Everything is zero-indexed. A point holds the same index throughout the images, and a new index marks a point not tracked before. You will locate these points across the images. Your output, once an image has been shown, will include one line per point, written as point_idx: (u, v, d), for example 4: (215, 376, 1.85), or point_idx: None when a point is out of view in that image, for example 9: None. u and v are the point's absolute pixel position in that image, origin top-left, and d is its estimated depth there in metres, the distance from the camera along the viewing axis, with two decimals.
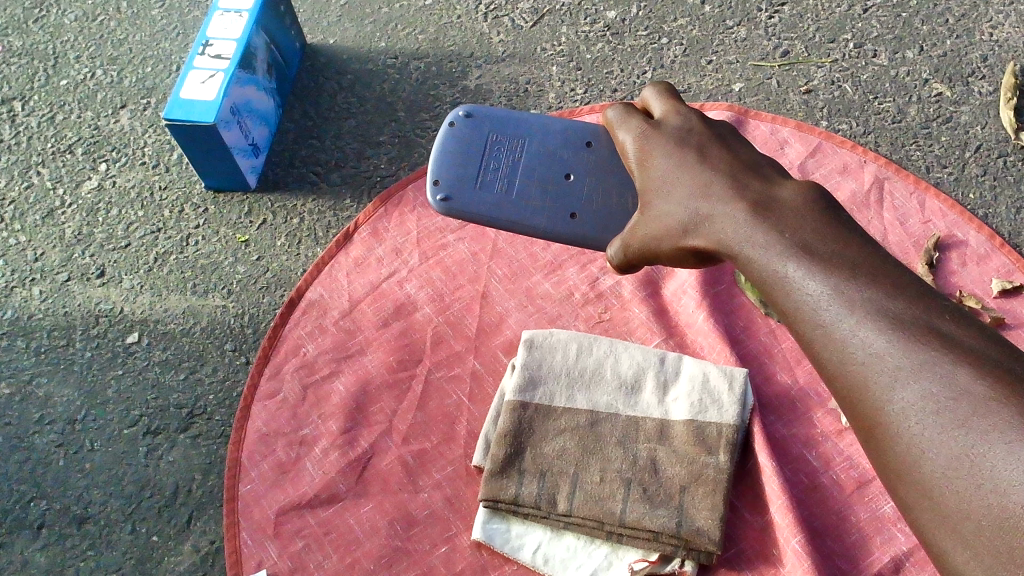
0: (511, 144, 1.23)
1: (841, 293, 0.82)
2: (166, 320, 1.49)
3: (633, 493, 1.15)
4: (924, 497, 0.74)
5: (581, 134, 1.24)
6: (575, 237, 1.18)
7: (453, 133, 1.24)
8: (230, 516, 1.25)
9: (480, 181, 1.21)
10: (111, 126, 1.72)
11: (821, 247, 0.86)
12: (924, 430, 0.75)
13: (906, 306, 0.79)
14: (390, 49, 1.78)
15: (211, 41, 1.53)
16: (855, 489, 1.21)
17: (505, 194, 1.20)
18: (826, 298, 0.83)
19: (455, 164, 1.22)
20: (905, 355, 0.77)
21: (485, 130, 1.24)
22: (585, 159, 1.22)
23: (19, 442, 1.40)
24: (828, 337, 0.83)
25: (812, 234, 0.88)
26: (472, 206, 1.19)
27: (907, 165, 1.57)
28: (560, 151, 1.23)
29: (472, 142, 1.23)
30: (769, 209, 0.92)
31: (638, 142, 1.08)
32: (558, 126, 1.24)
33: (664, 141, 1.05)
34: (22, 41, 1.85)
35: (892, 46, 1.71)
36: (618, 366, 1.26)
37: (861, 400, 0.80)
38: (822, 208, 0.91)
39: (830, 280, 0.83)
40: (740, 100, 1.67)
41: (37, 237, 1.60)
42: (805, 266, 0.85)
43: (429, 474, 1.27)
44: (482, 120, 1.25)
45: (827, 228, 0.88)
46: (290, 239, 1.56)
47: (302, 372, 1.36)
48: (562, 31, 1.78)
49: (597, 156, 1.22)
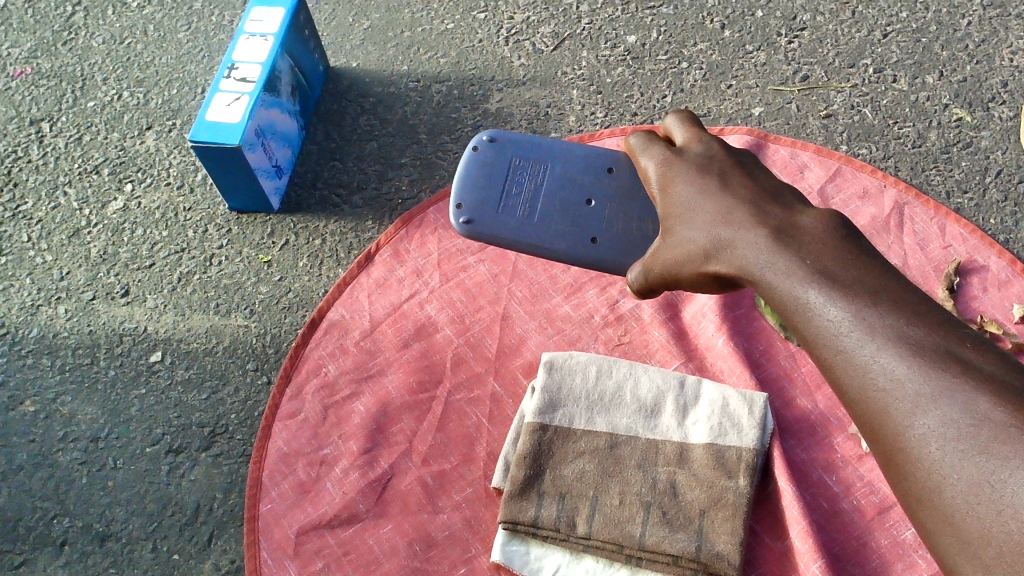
0: (534, 169, 1.25)
1: (862, 318, 0.83)
2: (189, 339, 1.50)
3: (653, 517, 1.15)
4: (944, 522, 0.74)
5: (603, 160, 1.25)
6: (596, 261, 1.19)
7: (477, 157, 1.26)
8: (251, 535, 1.26)
9: (503, 205, 1.22)
10: (137, 147, 1.74)
11: (842, 273, 0.87)
12: (944, 456, 0.75)
13: (927, 333, 0.80)
14: (412, 73, 1.80)
15: (236, 64, 1.55)
16: (876, 515, 1.20)
17: (527, 218, 1.21)
18: (846, 323, 0.83)
19: (479, 187, 1.24)
20: (926, 382, 0.77)
21: (508, 155, 1.26)
22: (607, 185, 1.23)
23: (43, 459, 1.42)
24: (849, 363, 0.83)
25: (833, 260, 0.88)
26: (494, 229, 1.21)
27: (927, 190, 1.57)
28: (582, 177, 1.24)
29: (495, 167, 1.25)
30: (791, 235, 0.92)
31: (661, 167, 1.09)
32: (581, 153, 1.26)
33: (686, 167, 1.06)
34: (51, 63, 1.88)
35: (911, 71, 1.72)
36: (638, 389, 1.27)
37: (881, 425, 0.80)
38: (844, 235, 0.92)
39: (851, 305, 0.84)
40: (759, 124, 1.68)
41: (63, 256, 1.62)
42: (826, 292, 0.86)
43: (448, 495, 1.28)
44: (506, 146, 1.27)
45: (848, 254, 0.89)
46: (312, 260, 1.58)
47: (323, 392, 1.37)
48: (583, 55, 1.79)
49: (618, 182, 1.23)
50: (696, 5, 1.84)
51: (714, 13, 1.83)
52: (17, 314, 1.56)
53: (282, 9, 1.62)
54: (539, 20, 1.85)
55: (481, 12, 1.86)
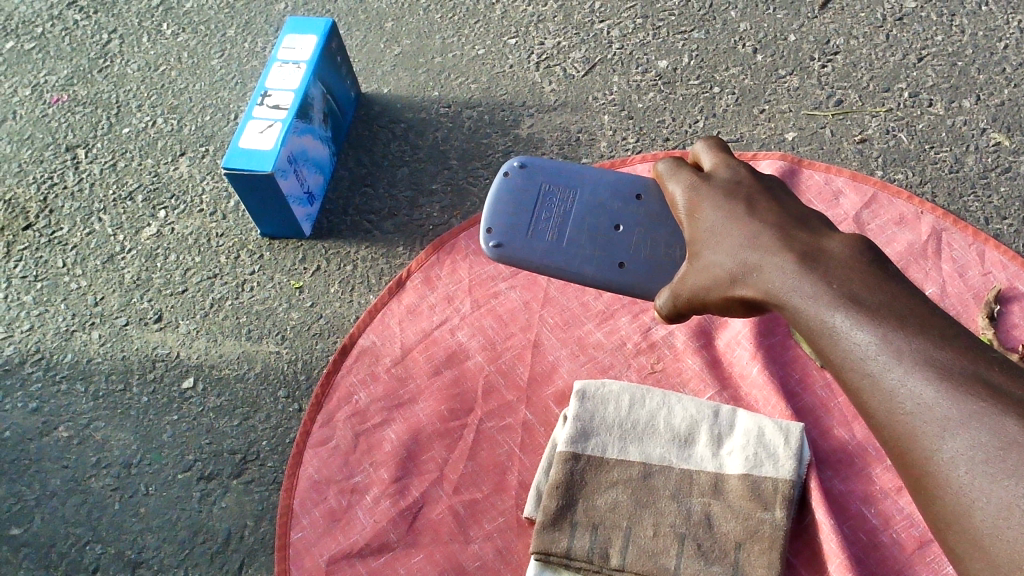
0: (563, 194, 1.24)
1: (889, 342, 0.81)
2: (221, 365, 1.51)
3: (687, 549, 1.13)
4: (975, 548, 0.72)
5: (632, 186, 1.24)
6: (623, 287, 1.18)
7: (507, 183, 1.26)
8: (281, 563, 1.26)
9: (532, 230, 1.22)
10: (171, 173, 1.76)
11: (869, 297, 0.85)
12: (973, 479, 0.73)
13: (954, 357, 0.78)
14: (443, 99, 1.80)
15: (269, 91, 1.56)
16: (917, 548, 1.18)
17: (556, 243, 1.21)
18: (873, 347, 0.82)
19: (509, 212, 1.24)
20: (953, 406, 0.75)
21: (539, 180, 1.25)
22: (636, 211, 1.22)
23: (76, 485, 1.42)
24: (876, 387, 0.81)
25: (859, 284, 0.87)
26: (524, 254, 1.21)
27: (965, 216, 1.55)
28: (611, 203, 1.23)
29: (525, 192, 1.25)
30: (818, 259, 0.91)
31: (688, 193, 1.08)
32: (611, 179, 1.25)
33: (713, 192, 1.05)
34: (87, 91, 1.90)
35: (948, 95, 1.69)
36: (671, 418, 1.25)
37: (910, 449, 0.78)
38: (871, 259, 0.90)
39: (878, 329, 0.82)
40: (793, 149, 1.66)
41: (98, 282, 1.63)
42: (853, 316, 0.84)
43: (479, 525, 1.27)
44: (536, 171, 1.26)
45: (875, 280, 0.87)
46: (344, 286, 1.58)
47: (354, 419, 1.37)
48: (614, 80, 1.79)
49: (647, 208, 1.22)
50: (728, 29, 1.83)
51: (746, 37, 1.82)
52: (52, 340, 1.57)
53: (315, 36, 1.62)
54: (570, 46, 1.85)
55: (512, 38, 1.87)
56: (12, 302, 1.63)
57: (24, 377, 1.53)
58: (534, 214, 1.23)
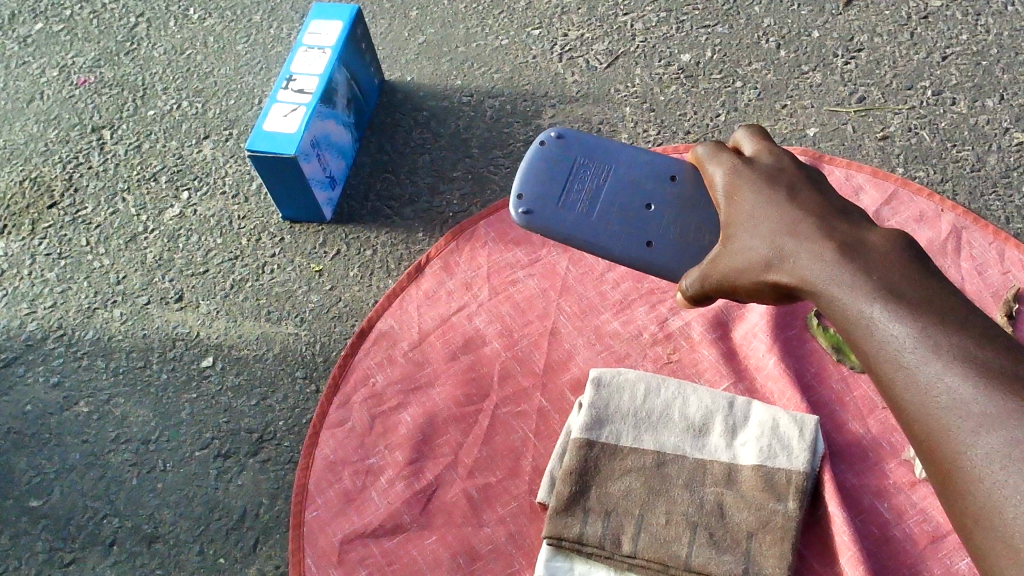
0: (598, 169, 1.24)
1: (929, 336, 0.81)
2: (241, 346, 1.52)
3: (699, 538, 1.13)
4: (1004, 546, 0.72)
5: (669, 168, 1.24)
6: (648, 265, 1.19)
7: (542, 151, 1.25)
8: (296, 541, 1.27)
9: (563, 201, 1.22)
10: (195, 155, 1.78)
11: (910, 291, 0.85)
12: (1007, 477, 0.73)
13: (996, 356, 0.78)
14: (466, 88, 1.81)
15: (294, 75, 1.57)
16: (929, 543, 1.17)
17: (585, 215, 1.21)
18: (912, 339, 0.82)
19: (542, 181, 1.24)
20: (991, 401, 0.75)
21: (574, 153, 1.25)
22: (669, 192, 1.22)
23: (95, 459, 1.44)
24: (909, 379, 0.81)
25: (900, 278, 0.87)
26: (553, 223, 1.21)
27: (986, 215, 1.55)
28: (646, 183, 1.23)
29: (559, 162, 1.25)
30: (858, 251, 0.91)
31: (727, 175, 1.07)
32: (647, 158, 1.25)
33: (754, 176, 1.05)
34: (114, 72, 1.92)
35: (971, 94, 1.69)
36: (686, 409, 1.26)
37: (941, 444, 0.78)
38: (913, 256, 0.90)
39: (917, 322, 0.82)
40: (814, 144, 1.66)
41: (120, 261, 1.65)
42: (892, 308, 0.84)
43: (493, 509, 1.27)
44: (573, 143, 1.26)
45: (917, 276, 0.87)
46: (363, 271, 1.59)
47: (371, 402, 1.38)
48: (636, 72, 1.79)
49: (680, 191, 1.22)
50: (752, 24, 1.84)
51: (770, 32, 1.82)
52: (74, 316, 1.59)
53: (341, 22, 1.63)
54: (593, 38, 1.86)
55: (536, 29, 1.88)
56: (36, 279, 1.65)
57: (46, 353, 1.56)
58: (566, 184, 1.23)
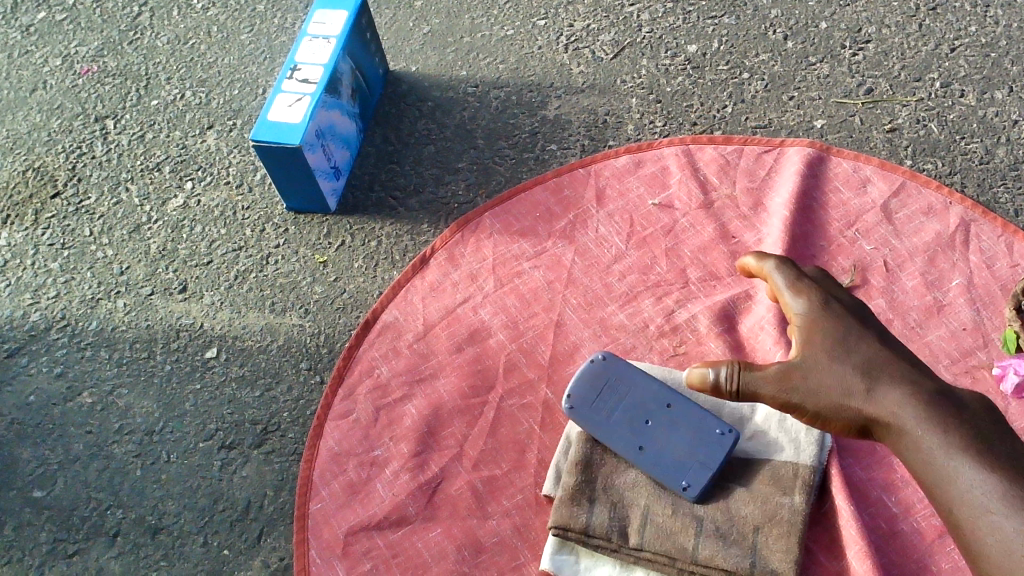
0: (634, 399, 1.23)
1: (1007, 494, 0.89)
2: (244, 337, 1.52)
3: (705, 530, 1.13)
4: None
5: (700, 423, 1.20)
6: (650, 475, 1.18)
7: (591, 369, 1.26)
8: (300, 533, 1.27)
9: (596, 408, 1.22)
10: (199, 145, 1.77)
11: (988, 450, 0.93)
12: None
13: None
14: (471, 78, 1.80)
15: (299, 65, 1.56)
16: (936, 538, 1.17)
17: (610, 423, 1.21)
18: (996, 497, 0.90)
19: (584, 385, 1.24)
20: None
21: (618, 380, 1.25)
22: (692, 421, 1.20)
23: (98, 450, 1.43)
24: (997, 540, 0.89)
25: (984, 445, 0.93)
26: (581, 419, 1.22)
27: (994, 207, 1.53)
28: (672, 415, 1.21)
29: (602, 383, 1.25)
30: (968, 434, 0.94)
31: (802, 341, 1.05)
32: (682, 403, 1.22)
33: (847, 356, 1.02)
34: (117, 62, 1.91)
35: (979, 87, 1.68)
36: (692, 402, 1.24)
37: (993, 559, 0.89)
38: (992, 421, 0.96)
39: (999, 475, 0.90)
40: (822, 136, 1.65)
41: (124, 251, 1.65)
42: (966, 458, 0.92)
43: (498, 502, 1.27)
44: (619, 372, 1.25)
45: (1005, 453, 0.93)
46: (367, 262, 1.58)
47: (375, 393, 1.37)
48: (643, 63, 1.78)
49: (702, 433, 1.19)
50: (759, 15, 1.82)
51: (777, 23, 1.81)
52: (77, 307, 1.59)
53: (346, 12, 1.62)
54: (599, 28, 1.85)
55: (541, 20, 1.87)
56: (39, 269, 1.64)
57: (49, 343, 1.55)
58: (601, 401, 1.23)
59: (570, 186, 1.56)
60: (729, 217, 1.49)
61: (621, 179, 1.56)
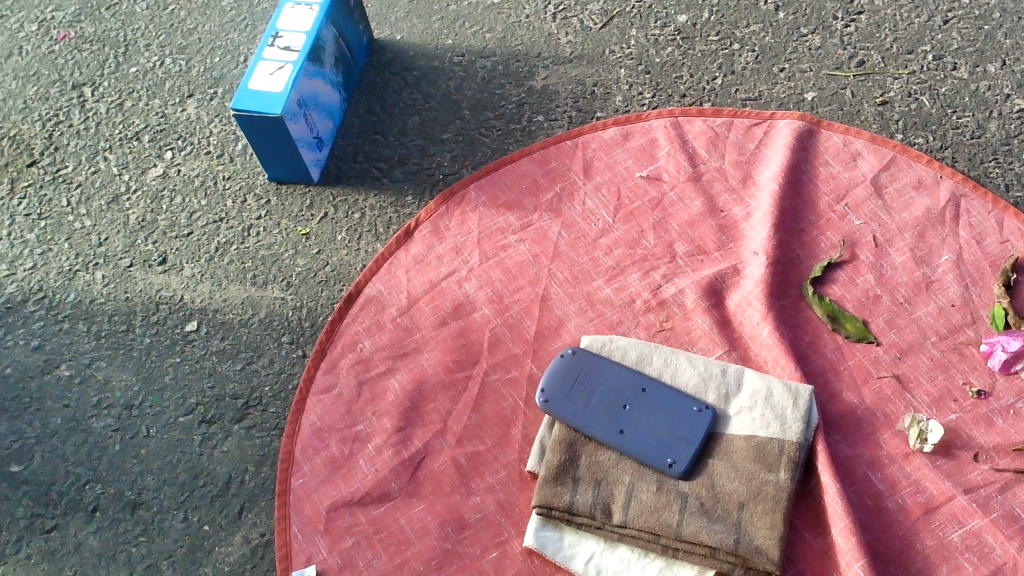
0: (608, 386, 1.23)
1: None
2: (225, 310, 1.49)
3: (690, 507, 1.12)
4: None
5: (676, 403, 1.20)
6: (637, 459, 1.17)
7: (561, 365, 1.26)
8: (282, 509, 1.25)
9: (574, 401, 1.22)
10: (179, 114, 1.73)
11: None
12: None
13: None
14: (457, 47, 1.77)
15: (280, 33, 1.52)
16: (922, 515, 1.16)
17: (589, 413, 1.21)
18: None
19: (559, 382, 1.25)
20: None
21: (590, 369, 1.25)
22: (669, 403, 1.20)
23: (77, 424, 1.41)
24: None
25: None
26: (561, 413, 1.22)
27: (985, 182, 1.51)
28: (648, 398, 1.22)
29: (575, 375, 1.25)
30: None
31: None
32: (655, 386, 1.23)
33: None
34: (95, 28, 1.87)
35: (972, 60, 1.66)
36: (678, 378, 1.24)
37: None
38: None
39: None
40: (812, 109, 1.63)
41: (102, 222, 1.62)
42: None
43: (482, 478, 1.26)
44: (590, 362, 1.26)
45: None
46: (351, 235, 1.55)
47: (358, 368, 1.36)
48: (632, 33, 1.76)
49: (680, 412, 1.19)
50: None
51: None
52: (54, 279, 1.56)
53: None
54: None
55: None
56: (15, 240, 1.61)
57: (26, 315, 1.52)
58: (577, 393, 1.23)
59: (557, 158, 1.54)
60: (717, 190, 1.47)
61: (608, 151, 1.54)
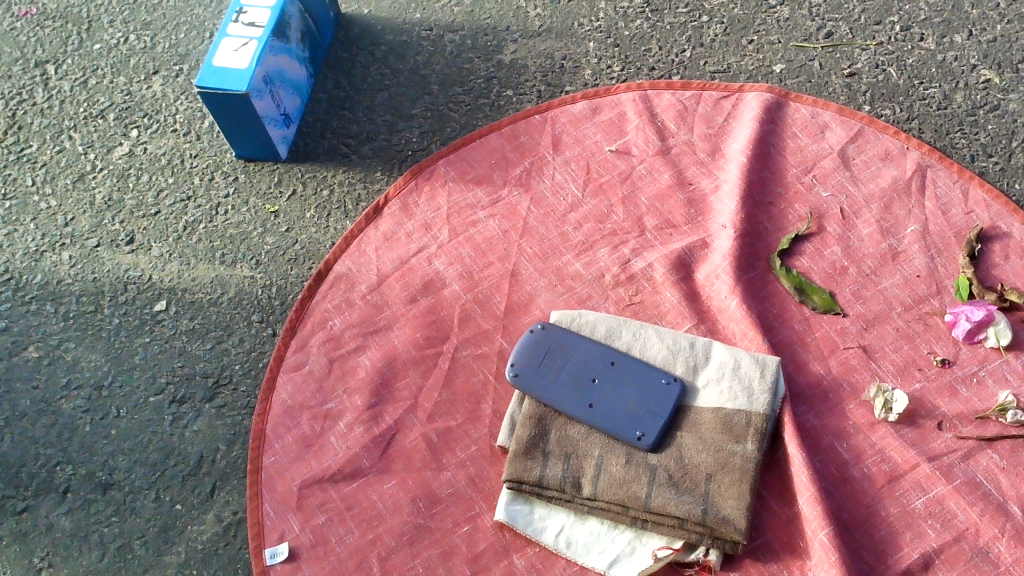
0: (576, 360, 1.24)
1: None
2: (194, 289, 1.49)
3: (659, 478, 1.13)
4: None
5: (644, 376, 1.21)
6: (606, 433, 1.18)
7: (531, 339, 1.26)
8: (253, 487, 1.26)
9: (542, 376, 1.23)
10: (144, 92, 1.71)
11: None
12: None
13: None
14: (424, 22, 1.75)
15: (245, 8, 1.50)
16: (886, 483, 1.18)
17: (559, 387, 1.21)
18: None
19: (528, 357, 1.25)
20: None
21: (558, 344, 1.25)
22: (638, 376, 1.21)
23: (46, 406, 1.41)
24: None
25: None
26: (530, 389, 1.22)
27: (952, 152, 1.52)
28: (616, 371, 1.22)
29: (544, 350, 1.25)
30: None
31: None
32: (624, 359, 1.23)
33: None
34: (58, 5, 1.85)
35: (939, 30, 1.66)
36: (647, 352, 1.24)
37: None
38: None
39: None
40: (781, 81, 1.63)
41: (68, 202, 1.60)
42: None
43: (453, 453, 1.26)
44: (559, 337, 1.26)
45: None
46: (320, 212, 1.55)
47: (329, 345, 1.36)
48: (600, 6, 1.75)
49: (648, 384, 1.20)
50: None
51: None
52: (20, 260, 1.55)
53: None
54: None
55: None
56: None
57: None
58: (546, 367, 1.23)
59: (526, 133, 1.53)
60: (686, 163, 1.47)
61: (577, 125, 1.54)
